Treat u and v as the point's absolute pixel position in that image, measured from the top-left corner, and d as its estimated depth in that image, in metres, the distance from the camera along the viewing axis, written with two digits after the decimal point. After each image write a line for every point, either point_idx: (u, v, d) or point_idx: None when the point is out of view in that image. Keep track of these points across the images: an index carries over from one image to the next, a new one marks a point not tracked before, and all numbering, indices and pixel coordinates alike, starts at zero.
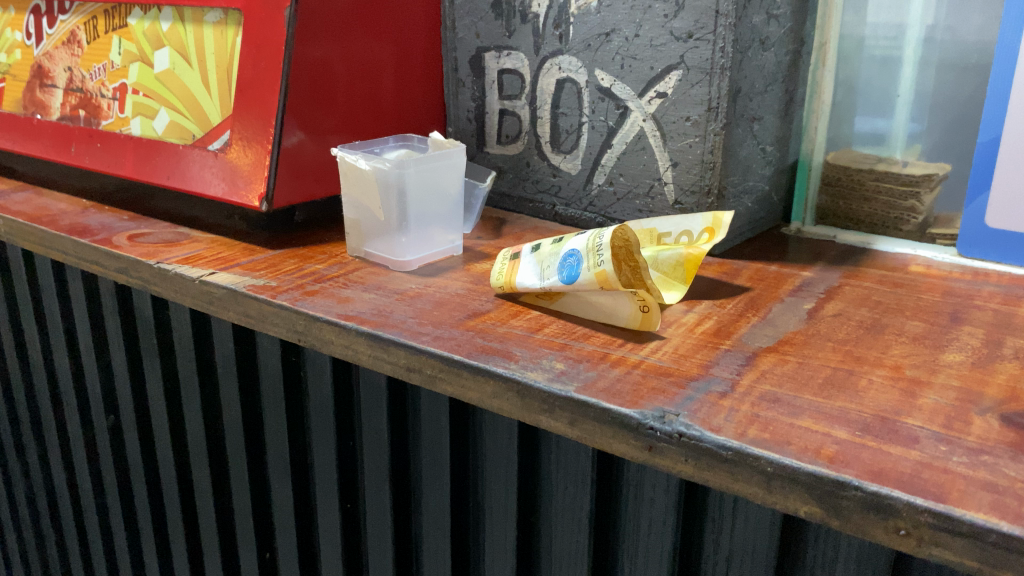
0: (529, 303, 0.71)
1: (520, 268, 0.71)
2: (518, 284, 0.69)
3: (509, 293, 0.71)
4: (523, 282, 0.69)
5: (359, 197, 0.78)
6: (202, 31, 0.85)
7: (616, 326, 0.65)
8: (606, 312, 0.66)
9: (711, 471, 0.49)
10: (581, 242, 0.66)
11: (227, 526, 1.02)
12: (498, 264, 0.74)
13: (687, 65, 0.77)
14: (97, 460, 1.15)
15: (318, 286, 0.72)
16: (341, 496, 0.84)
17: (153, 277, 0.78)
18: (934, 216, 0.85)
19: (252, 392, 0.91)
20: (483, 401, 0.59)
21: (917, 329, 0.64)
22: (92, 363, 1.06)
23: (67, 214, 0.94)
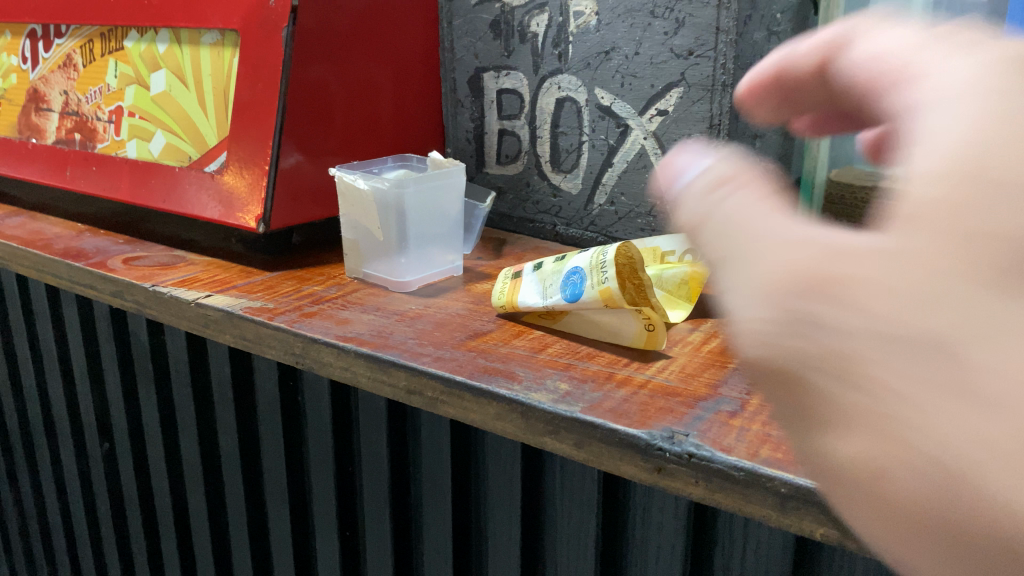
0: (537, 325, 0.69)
1: (523, 288, 0.69)
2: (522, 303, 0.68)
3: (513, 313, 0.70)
4: (526, 300, 0.68)
5: (358, 218, 0.77)
6: (199, 53, 0.84)
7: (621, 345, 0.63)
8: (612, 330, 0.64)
9: (722, 493, 0.48)
10: (584, 261, 0.64)
11: (224, 557, 1.00)
12: (499, 284, 0.73)
13: (688, 82, 0.77)
14: (90, 488, 1.13)
15: (316, 308, 0.71)
16: (340, 524, 0.82)
17: (149, 300, 0.77)
18: None
19: (249, 418, 0.89)
20: (486, 423, 0.57)
21: None
22: (87, 389, 1.04)
23: (62, 238, 0.92)
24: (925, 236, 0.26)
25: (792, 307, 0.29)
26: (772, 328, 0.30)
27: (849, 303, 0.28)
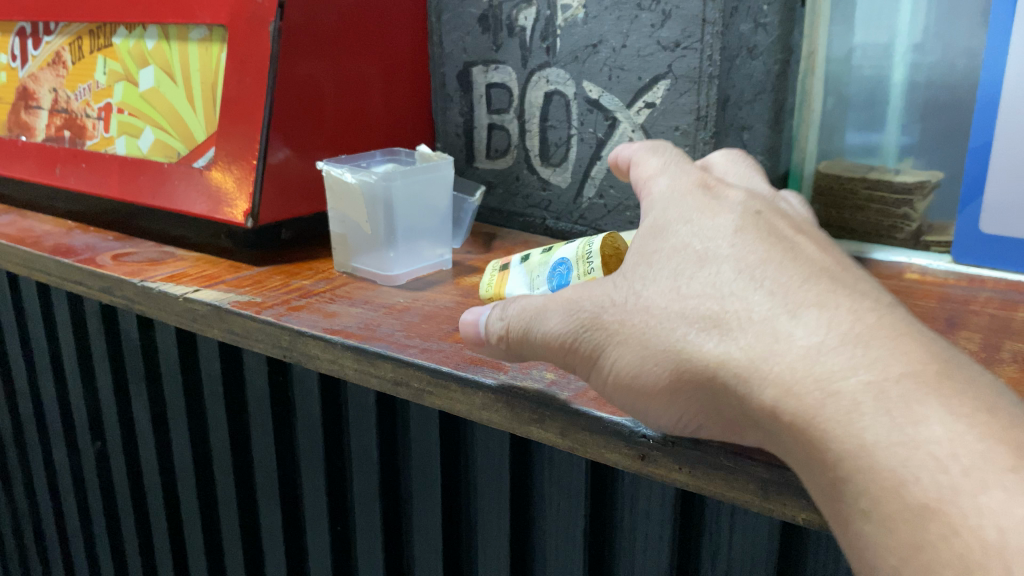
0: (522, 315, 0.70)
1: (510, 279, 0.69)
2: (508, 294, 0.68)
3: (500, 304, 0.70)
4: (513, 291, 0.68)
5: (346, 211, 0.77)
6: (187, 49, 0.84)
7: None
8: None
9: (706, 479, 0.48)
10: (571, 252, 0.64)
11: (217, 554, 1.00)
12: (487, 275, 0.72)
13: (676, 74, 0.77)
14: (82, 487, 1.13)
15: (304, 302, 0.71)
16: (330, 519, 0.82)
17: (137, 295, 0.77)
18: (928, 224, 0.86)
19: (240, 414, 0.89)
20: (472, 413, 0.57)
21: None
22: (79, 387, 1.04)
23: (52, 235, 0.92)
24: (663, 271, 0.45)
25: (580, 318, 0.47)
26: (569, 334, 0.47)
27: (623, 312, 0.45)
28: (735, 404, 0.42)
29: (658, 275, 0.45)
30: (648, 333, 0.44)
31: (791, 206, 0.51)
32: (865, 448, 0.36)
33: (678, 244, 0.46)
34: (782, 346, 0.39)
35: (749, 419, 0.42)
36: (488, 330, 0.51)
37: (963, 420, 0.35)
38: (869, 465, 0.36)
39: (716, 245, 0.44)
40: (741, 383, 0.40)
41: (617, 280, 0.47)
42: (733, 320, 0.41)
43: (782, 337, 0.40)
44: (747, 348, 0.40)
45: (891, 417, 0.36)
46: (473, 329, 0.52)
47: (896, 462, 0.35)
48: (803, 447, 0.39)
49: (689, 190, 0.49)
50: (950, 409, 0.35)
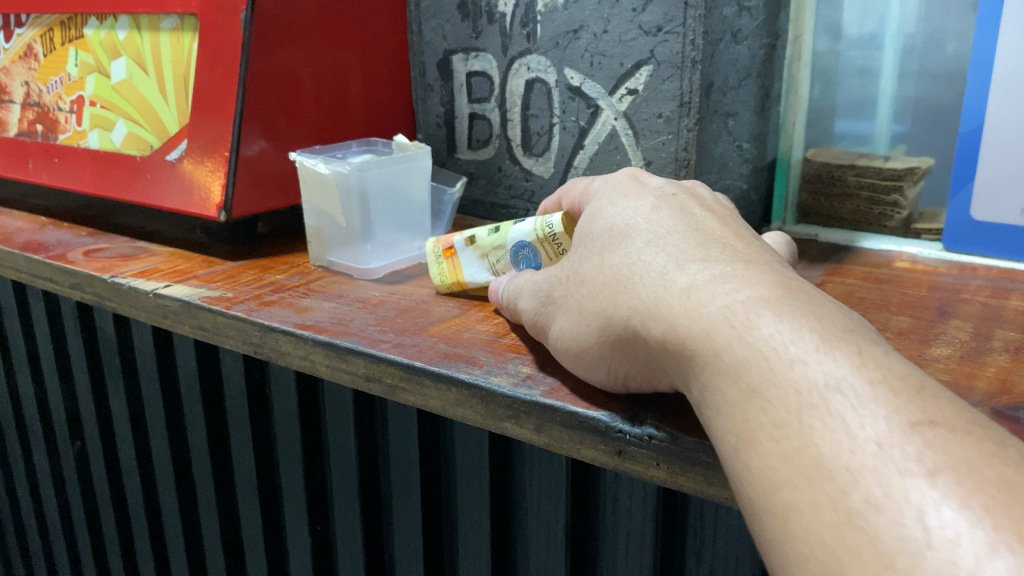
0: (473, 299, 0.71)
1: (467, 265, 0.68)
2: (468, 280, 0.68)
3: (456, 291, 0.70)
4: (477, 278, 0.68)
5: (319, 203, 0.75)
6: (159, 39, 0.82)
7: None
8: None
9: (685, 475, 0.46)
10: (529, 236, 0.64)
11: (198, 556, 0.98)
12: (431, 260, 0.70)
13: (658, 59, 0.75)
14: (63, 488, 1.11)
15: (276, 296, 0.69)
16: (310, 518, 0.80)
17: (108, 292, 0.75)
18: (919, 211, 0.84)
19: (218, 412, 0.87)
20: (446, 409, 0.56)
21: (903, 324, 0.61)
22: (56, 387, 1.03)
23: (24, 231, 0.90)
24: (595, 247, 0.53)
25: (536, 292, 0.57)
26: (533, 307, 0.57)
27: (566, 287, 0.54)
28: (632, 340, 0.47)
29: (589, 247, 0.53)
30: (582, 302, 0.51)
31: (716, 194, 0.58)
32: (716, 351, 0.41)
33: (603, 222, 0.54)
34: (665, 287, 0.45)
35: (651, 358, 0.46)
36: (499, 296, 0.62)
37: (798, 326, 0.40)
38: (722, 365, 0.40)
39: (634, 219, 0.52)
40: (638, 317, 0.46)
41: (567, 258, 0.55)
42: (634, 272, 0.48)
43: (666, 280, 0.46)
44: (636, 288, 0.47)
45: (734, 327, 0.41)
46: (495, 291, 0.63)
47: (745, 365, 0.39)
48: (679, 368, 0.44)
49: (621, 180, 0.57)
50: (784, 317, 0.40)
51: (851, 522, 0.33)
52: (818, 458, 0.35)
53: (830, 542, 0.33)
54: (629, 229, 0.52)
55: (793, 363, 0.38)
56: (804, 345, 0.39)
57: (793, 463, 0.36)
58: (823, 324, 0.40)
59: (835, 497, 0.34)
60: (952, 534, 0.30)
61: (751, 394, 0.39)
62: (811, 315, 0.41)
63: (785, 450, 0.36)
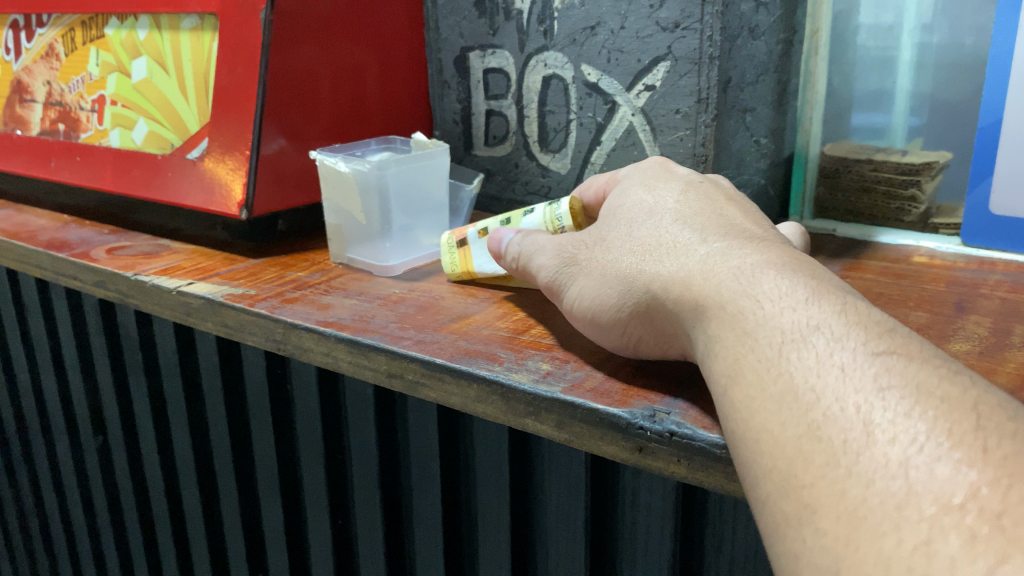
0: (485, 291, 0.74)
1: (476, 256, 0.70)
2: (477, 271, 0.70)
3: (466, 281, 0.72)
4: (484, 268, 0.70)
5: (340, 201, 0.75)
6: (179, 38, 0.83)
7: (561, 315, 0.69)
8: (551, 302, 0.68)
9: (706, 472, 0.46)
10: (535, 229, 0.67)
11: (219, 548, 1.00)
12: (444, 252, 0.72)
13: (675, 55, 0.75)
14: (85, 482, 1.13)
15: (298, 294, 0.70)
16: (331, 513, 0.81)
17: (131, 289, 0.76)
18: (937, 206, 0.84)
19: (239, 406, 0.88)
20: (467, 405, 0.56)
21: (921, 319, 0.61)
22: (79, 383, 1.04)
23: (47, 229, 0.91)
24: (622, 219, 0.55)
25: (559, 253, 0.58)
26: (549, 266, 0.58)
27: (592, 254, 0.55)
28: (652, 303, 0.49)
29: (614, 220, 0.56)
30: (607, 267, 0.53)
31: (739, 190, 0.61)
32: (721, 301, 0.44)
33: (634, 200, 0.56)
34: (688, 251, 0.48)
35: (665, 322, 0.49)
36: (509, 245, 0.64)
37: (795, 281, 0.42)
38: (726, 312, 0.43)
39: (662, 197, 0.55)
40: (659, 275, 0.48)
41: (594, 229, 0.57)
42: (660, 243, 0.51)
43: (689, 249, 0.49)
44: (659, 254, 0.50)
45: (740, 283, 0.44)
46: (496, 241, 0.65)
47: (743, 312, 0.42)
48: (690, 325, 0.46)
49: (653, 168, 0.61)
50: (786, 275, 0.43)
51: (851, 474, 0.33)
52: (824, 417, 0.35)
53: (828, 492, 0.33)
54: (658, 206, 0.54)
55: (782, 310, 0.41)
56: (796, 297, 0.41)
57: (800, 419, 0.36)
58: (837, 300, 0.40)
59: (834, 450, 0.34)
60: (944, 477, 0.30)
61: (745, 337, 0.41)
62: (808, 274, 0.43)
63: (792, 412, 0.37)
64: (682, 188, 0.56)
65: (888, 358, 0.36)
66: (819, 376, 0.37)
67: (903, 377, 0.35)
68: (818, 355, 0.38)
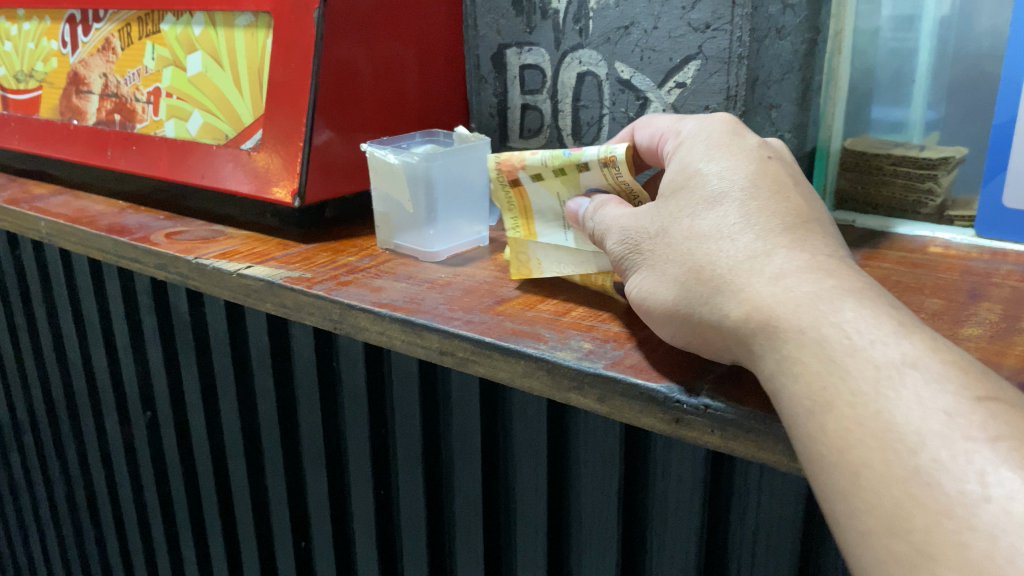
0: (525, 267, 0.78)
1: (533, 196, 0.72)
2: (535, 212, 0.73)
3: (516, 224, 0.74)
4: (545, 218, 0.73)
5: (388, 190, 0.80)
6: (234, 35, 0.88)
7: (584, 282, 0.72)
8: (577, 261, 0.70)
9: (737, 441, 0.51)
10: (595, 177, 0.69)
11: (263, 518, 1.06)
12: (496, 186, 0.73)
13: (706, 55, 0.79)
14: (133, 456, 1.19)
15: (351, 277, 0.75)
16: (375, 482, 0.86)
17: (192, 272, 0.81)
18: (953, 199, 0.88)
19: (287, 383, 0.94)
20: (514, 380, 0.61)
21: (936, 306, 0.66)
22: (130, 361, 1.10)
23: (106, 215, 0.97)
24: (687, 210, 0.58)
25: (625, 234, 0.62)
26: (615, 250, 0.62)
27: (655, 243, 0.59)
28: (715, 315, 0.53)
29: (674, 211, 0.58)
30: (670, 265, 0.57)
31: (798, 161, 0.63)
32: (802, 327, 0.47)
33: (697, 185, 0.58)
34: (761, 270, 0.52)
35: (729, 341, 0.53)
36: (584, 218, 0.67)
37: (876, 312, 0.47)
38: (808, 339, 0.47)
39: (731, 187, 0.57)
40: (731, 290, 0.52)
41: (657, 210, 0.60)
42: (727, 256, 0.53)
43: (756, 266, 0.52)
44: (724, 269, 0.53)
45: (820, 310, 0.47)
46: (574, 212, 0.68)
47: (830, 341, 0.46)
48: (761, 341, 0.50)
49: (721, 135, 0.62)
50: (864, 306, 0.47)
51: (970, 527, 0.37)
52: (931, 463, 0.39)
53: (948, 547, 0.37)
54: (725, 202, 0.56)
55: (873, 343, 0.45)
56: (883, 330, 0.45)
57: (907, 462, 0.40)
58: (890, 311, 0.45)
59: (949, 505, 0.38)
60: None
61: (832, 365, 0.45)
62: (884, 304, 0.48)
63: (896, 452, 0.40)
64: (749, 176, 0.58)
65: (993, 405, 0.40)
66: (886, 397, 0.42)
67: (1011, 428, 0.39)
68: (919, 393, 0.42)
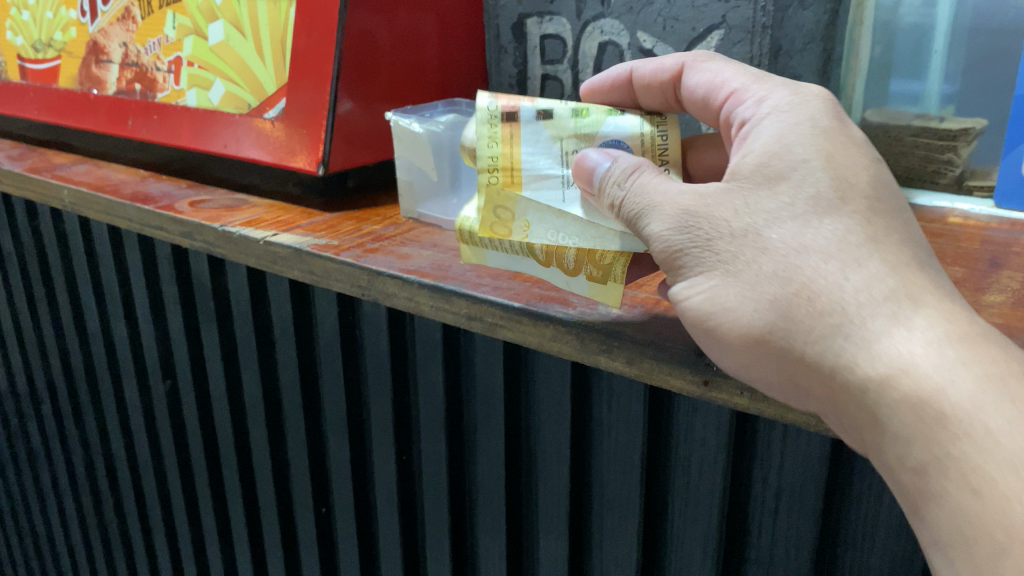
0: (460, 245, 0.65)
1: (527, 141, 0.61)
2: (521, 162, 0.61)
3: (495, 173, 0.61)
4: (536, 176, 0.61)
5: (412, 160, 0.81)
6: (256, 4, 0.88)
7: (584, 265, 0.60)
8: (587, 236, 0.59)
9: (766, 401, 0.52)
10: (629, 134, 0.61)
11: (283, 485, 1.07)
12: (485, 121, 0.61)
13: (730, 24, 0.82)
14: (153, 424, 1.21)
15: (378, 244, 0.76)
16: (397, 446, 0.88)
17: (217, 240, 0.82)
18: (971, 170, 0.89)
19: (309, 351, 0.95)
20: (543, 344, 0.62)
21: (958, 274, 0.67)
22: (150, 330, 1.11)
23: (128, 184, 0.98)
24: (783, 215, 0.49)
25: (686, 220, 0.51)
26: (673, 236, 0.52)
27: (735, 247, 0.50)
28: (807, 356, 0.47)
29: (769, 213, 0.49)
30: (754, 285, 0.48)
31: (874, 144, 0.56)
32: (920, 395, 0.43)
33: (799, 181, 0.49)
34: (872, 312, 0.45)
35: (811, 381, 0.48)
36: (606, 178, 0.56)
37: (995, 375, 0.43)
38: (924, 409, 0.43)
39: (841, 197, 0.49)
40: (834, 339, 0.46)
41: (736, 203, 0.51)
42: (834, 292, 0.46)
43: (868, 308, 0.45)
44: (836, 304, 0.46)
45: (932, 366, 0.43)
46: (591, 169, 0.57)
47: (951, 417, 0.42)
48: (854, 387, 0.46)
49: (794, 100, 0.54)
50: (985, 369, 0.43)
51: None
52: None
53: None
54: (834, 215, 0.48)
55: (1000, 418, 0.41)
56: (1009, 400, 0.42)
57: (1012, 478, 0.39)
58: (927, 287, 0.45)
59: None
60: None
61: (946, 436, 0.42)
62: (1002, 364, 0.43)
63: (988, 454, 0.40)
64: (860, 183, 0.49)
65: None
66: (918, 360, 0.43)
67: None
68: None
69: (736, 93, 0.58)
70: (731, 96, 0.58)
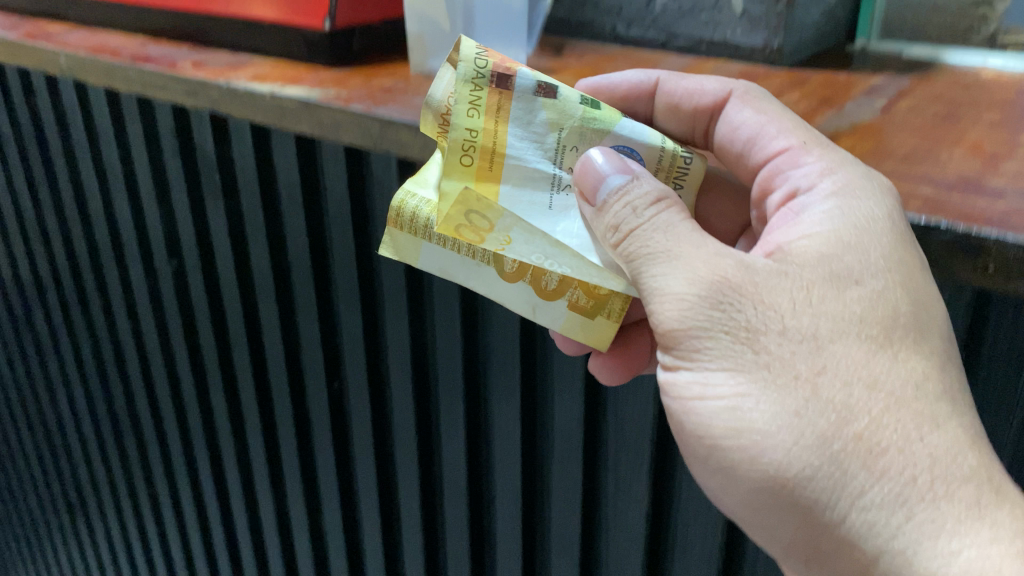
0: (388, 227, 0.54)
1: (516, 120, 0.50)
2: (504, 145, 0.50)
3: (471, 151, 0.50)
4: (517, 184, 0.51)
5: (421, 6, 0.77)
6: None
7: (571, 289, 0.54)
8: (578, 271, 0.51)
9: None
10: (647, 143, 0.51)
11: (294, 359, 1.07)
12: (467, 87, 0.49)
13: None
14: (161, 312, 1.18)
15: (388, 96, 0.74)
16: (408, 320, 0.84)
17: (222, 96, 0.80)
18: (1003, 26, 0.85)
19: (319, 217, 0.94)
20: None
21: (991, 119, 0.64)
22: (153, 207, 1.08)
23: (126, 47, 0.94)
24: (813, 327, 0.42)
25: (704, 286, 0.44)
26: (683, 298, 0.44)
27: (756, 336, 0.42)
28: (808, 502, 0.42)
29: (816, 328, 0.42)
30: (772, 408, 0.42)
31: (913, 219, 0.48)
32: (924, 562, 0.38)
33: (837, 291, 0.42)
34: (894, 449, 0.39)
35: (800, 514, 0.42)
36: (613, 197, 0.47)
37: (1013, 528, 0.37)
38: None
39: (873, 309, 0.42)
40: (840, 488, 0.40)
41: (760, 287, 0.43)
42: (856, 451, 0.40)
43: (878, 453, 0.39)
44: (850, 415, 0.40)
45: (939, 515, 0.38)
46: (592, 186, 0.48)
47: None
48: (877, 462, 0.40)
49: (864, 182, 0.46)
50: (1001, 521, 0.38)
51: None
52: None
53: None
54: (862, 342, 0.41)
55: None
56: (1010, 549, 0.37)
57: None
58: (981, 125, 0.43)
59: None
60: None
61: None
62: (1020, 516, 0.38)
63: None
64: (897, 295, 0.42)
65: None
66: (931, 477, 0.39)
67: None
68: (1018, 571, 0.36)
69: (791, 152, 0.49)
70: (783, 155, 0.49)
